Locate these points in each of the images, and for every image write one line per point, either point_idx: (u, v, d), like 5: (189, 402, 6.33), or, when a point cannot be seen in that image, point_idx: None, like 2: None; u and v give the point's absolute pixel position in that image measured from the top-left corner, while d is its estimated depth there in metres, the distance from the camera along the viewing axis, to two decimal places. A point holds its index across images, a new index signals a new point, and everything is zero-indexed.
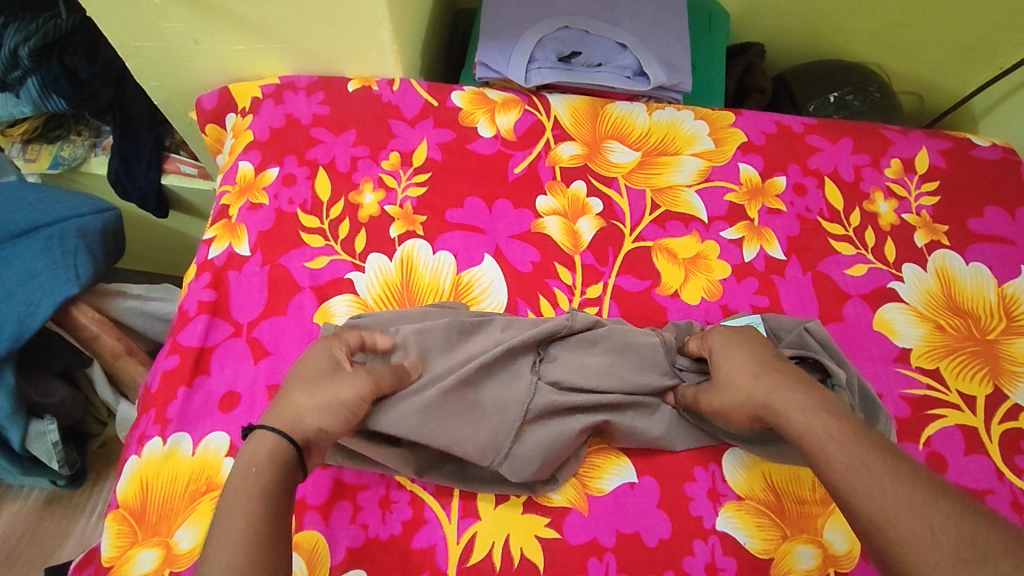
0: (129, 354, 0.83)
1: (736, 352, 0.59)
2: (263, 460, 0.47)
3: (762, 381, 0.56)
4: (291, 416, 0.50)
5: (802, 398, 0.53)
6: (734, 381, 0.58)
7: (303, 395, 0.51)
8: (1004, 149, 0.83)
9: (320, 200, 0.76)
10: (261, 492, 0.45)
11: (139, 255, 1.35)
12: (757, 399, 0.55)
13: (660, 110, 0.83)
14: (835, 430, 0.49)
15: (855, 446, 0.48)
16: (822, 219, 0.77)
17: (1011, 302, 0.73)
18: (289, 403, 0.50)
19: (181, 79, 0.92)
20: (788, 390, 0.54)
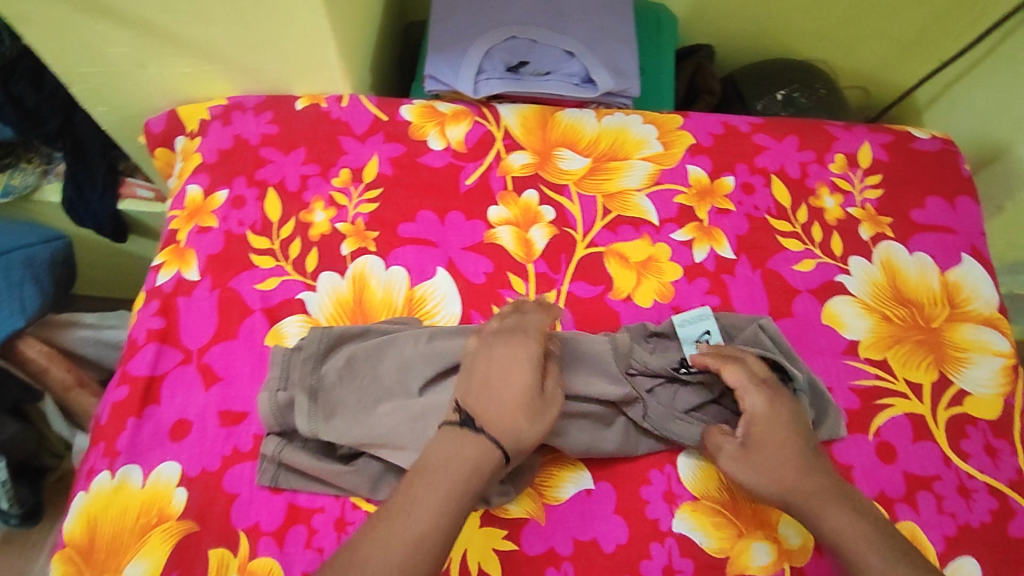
0: (80, 386, 0.83)
1: (778, 434, 0.58)
2: (468, 462, 0.51)
3: (807, 479, 0.56)
4: (512, 434, 0.53)
5: (839, 504, 0.55)
6: (778, 468, 0.57)
7: (524, 418, 0.53)
8: (943, 141, 0.85)
9: (270, 221, 0.75)
10: (451, 499, 0.49)
11: (97, 280, 1.33)
12: (795, 488, 0.56)
13: (609, 115, 0.84)
14: (875, 542, 0.53)
15: (889, 559, 0.52)
16: (770, 217, 0.78)
17: (954, 290, 0.75)
18: (505, 418, 0.53)
19: (128, 104, 0.91)
20: (830, 492, 0.56)
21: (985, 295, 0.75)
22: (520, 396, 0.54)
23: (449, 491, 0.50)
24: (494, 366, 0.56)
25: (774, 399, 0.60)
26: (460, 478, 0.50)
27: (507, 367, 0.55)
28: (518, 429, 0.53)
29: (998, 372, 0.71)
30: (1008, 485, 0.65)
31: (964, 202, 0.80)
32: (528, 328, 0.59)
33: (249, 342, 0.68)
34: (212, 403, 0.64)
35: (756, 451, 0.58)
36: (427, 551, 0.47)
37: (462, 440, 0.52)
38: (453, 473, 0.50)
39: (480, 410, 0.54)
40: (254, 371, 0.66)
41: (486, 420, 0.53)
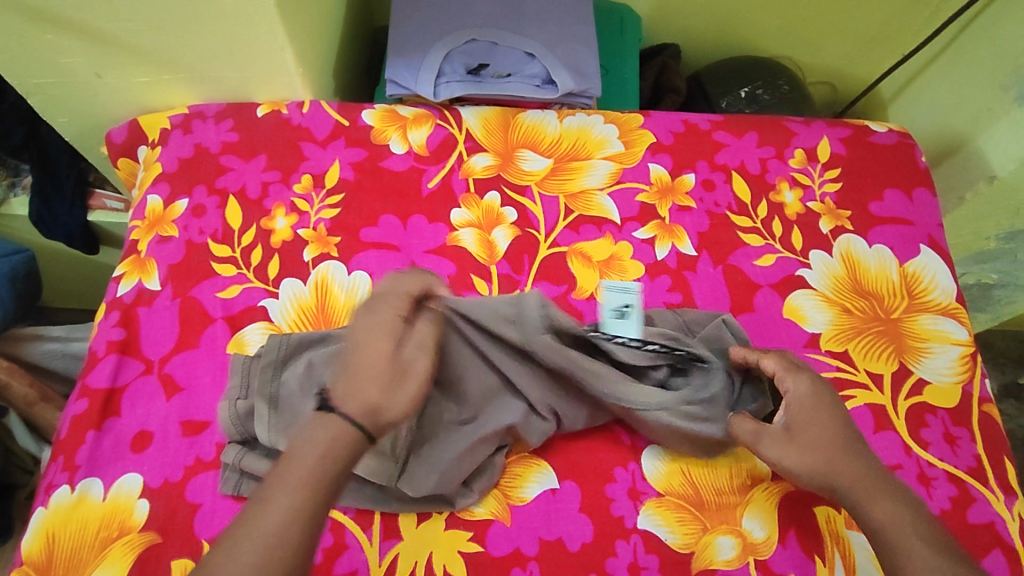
0: (44, 401, 0.82)
1: (822, 420, 0.59)
2: (326, 443, 0.48)
3: (851, 466, 0.57)
4: (365, 408, 0.50)
5: (885, 494, 0.56)
6: (821, 454, 0.57)
7: (376, 389, 0.51)
8: (900, 134, 0.86)
9: (231, 229, 0.75)
10: (312, 485, 0.46)
11: (73, 293, 1.32)
12: (838, 474, 0.57)
13: (571, 116, 0.84)
14: (920, 531, 0.54)
15: (937, 549, 0.53)
16: (731, 213, 0.79)
17: (913, 280, 0.76)
18: (360, 392, 0.51)
19: (90, 115, 0.90)
20: (874, 480, 0.56)
21: (943, 285, 0.76)
22: (373, 366, 0.52)
23: (308, 477, 0.46)
24: (351, 344, 0.54)
25: (815, 386, 0.61)
26: (319, 459, 0.47)
27: (362, 340, 0.53)
28: (372, 402, 0.51)
29: (957, 361, 0.72)
30: (968, 471, 0.66)
31: (920, 194, 0.82)
32: (393, 295, 0.57)
33: (211, 351, 0.67)
34: (173, 413, 0.64)
35: (800, 437, 0.59)
36: (286, 546, 0.44)
37: (316, 423, 0.49)
38: (312, 457, 0.47)
39: (335, 388, 0.51)
40: (215, 380, 0.66)
41: (339, 396, 0.51)
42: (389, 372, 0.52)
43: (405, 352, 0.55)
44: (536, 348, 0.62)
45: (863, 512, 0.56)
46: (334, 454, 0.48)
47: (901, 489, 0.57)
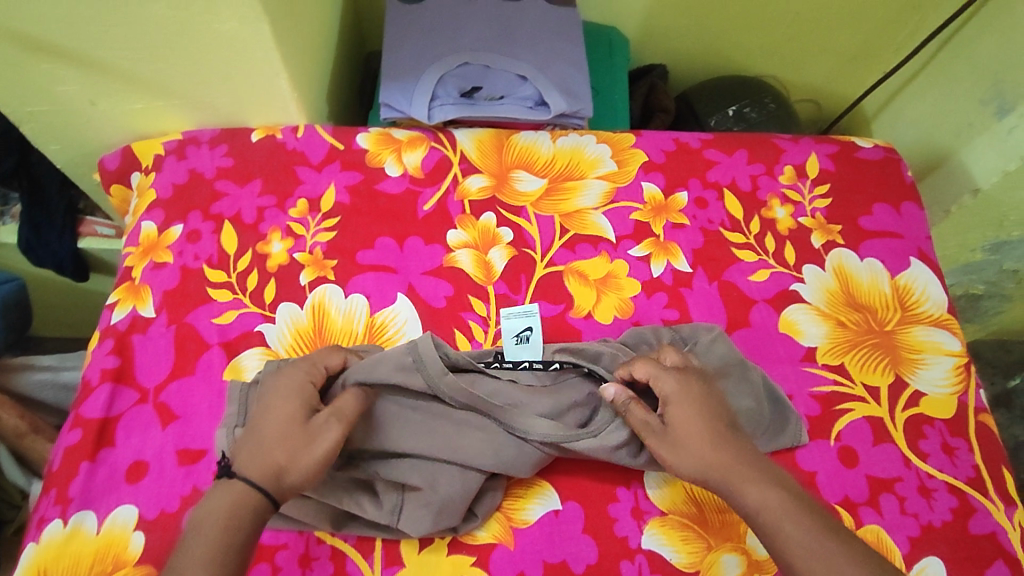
0: (34, 432, 0.80)
1: (692, 414, 0.58)
2: (224, 510, 0.49)
3: (718, 455, 0.55)
4: (268, 467, 0.51)
5: (758, 480, 0.54)
6: (694, 446, 0.56)
7: (278, 449, 0.52)
8: (886, 149, 0.88)
9: (226, 254, 0.74)
10: (216, 555, 0.47)
11: (66, 321, 1.30)
12: (712, 466, 0.55)
13: (564, 137, 0.85)
14: (796, 515, 0.52)
15: (811, 529, 0.51)
16: (724, 229, 0.80)
17: (905, 293, 0.77)
18: (263, 452, 0.52)
19: (82, 142, 0.90)
20: (743, 465, 0.55)
21: (934, 296, 0.77)
22: (282, 428, 0.53)
23: (204, 553, 0.46)
24: (262, 406, 0.56)
25: (686, 380, 0.60)
26: (213, 532, 0.48)
27: (271, 405, 0.55)
28: (275, 462, 0.52)
29: (951, 372, 0.72)
30: (967, 482, 0.66)
31: (909, 207, 0.83)
32: (307, 360, 0.59)
33: (207, 378, 0.66)
34: (169, 442, 0.63)
35: (675, 435, 0.57)
36: None
37: (217, 493, 0.50)
38: (206, 534, 0.48)
39: (240, 453, 0.53)
40: (211, 408, 0.65)
41: (247, 463, 0.52)
42: (288, 429, 0.54)
43: (316, 418, 0.55)
44: (441, 390, 0.61)
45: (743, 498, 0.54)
46: (231, 514, 0.49)
47: (775, 472, 0.56)
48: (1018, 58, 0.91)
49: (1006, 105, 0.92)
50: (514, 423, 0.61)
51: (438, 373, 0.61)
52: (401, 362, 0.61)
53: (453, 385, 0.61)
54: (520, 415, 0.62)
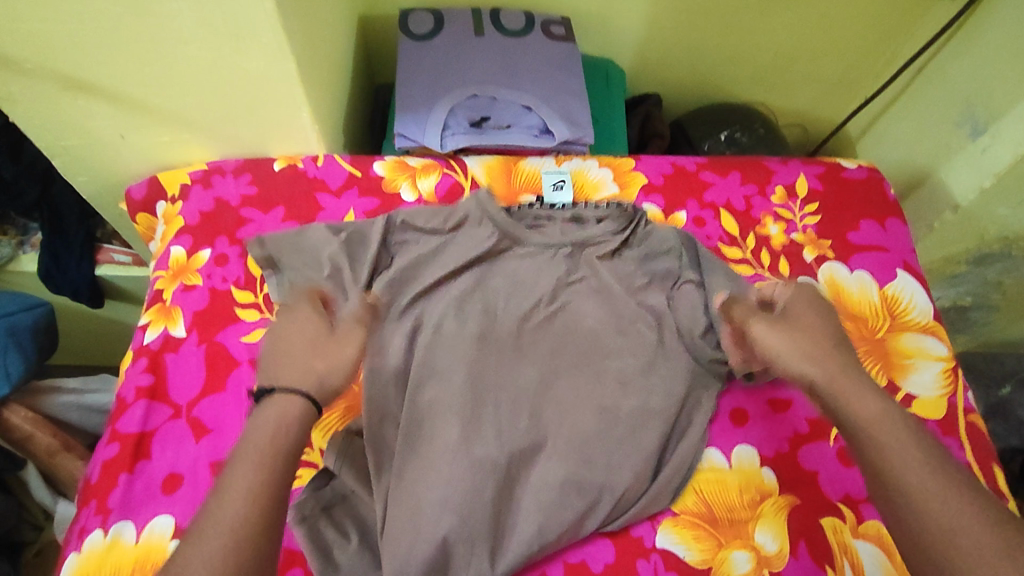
0: (66, 450, 0.82)
1: (818, 323, 0.63)
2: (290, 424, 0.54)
3: (828, 360, 0.59)
4: (310, 379, 0.58)
5: (868, 394, 0.56)
6: (803, 342, 0.61)
7: (310, 356, 0.60)
8: (869, 169, 0.94)
9: (253, 276, 0.78)
10: (267, 460, 0.51)
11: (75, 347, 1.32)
12: (813, 376, 0.58)
13: (567, 162, 0.92)
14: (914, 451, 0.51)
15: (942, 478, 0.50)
16: (722, 245, 0.85)
17: (893, 302, 0.82)
18: (301, 362, 0.60)
19: (110, 173, 0.94)
20: (851, 377, 0.57)
21: (921, 305, 0.82)
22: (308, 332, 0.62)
23: (264, 454, 0.51)
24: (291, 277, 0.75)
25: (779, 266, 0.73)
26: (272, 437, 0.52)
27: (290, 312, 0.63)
28: (313, 371, 0.59)
29: (939, 375, 0.77)
30: None
31: (893, 222, 0.89)
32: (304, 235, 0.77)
33: (238, 393, 0.70)
34: (203, 454, 0.66)
35: (795, 322, 0.63)
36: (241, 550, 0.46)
37: (270, 408, 0.55)
38: (286, 429, 0.53)
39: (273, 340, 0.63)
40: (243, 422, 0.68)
41: (286, 380, 0.58)
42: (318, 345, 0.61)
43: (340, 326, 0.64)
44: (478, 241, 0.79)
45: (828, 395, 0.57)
46: (290, 420, 0.54)
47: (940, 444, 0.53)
48: (989, 83, 0.97)
49: (978, 126, 0.99)
50: (538, 242, 0.80)
51: (495, 211, 0.80)
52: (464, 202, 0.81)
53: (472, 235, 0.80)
54: (541, 236, 0.80)
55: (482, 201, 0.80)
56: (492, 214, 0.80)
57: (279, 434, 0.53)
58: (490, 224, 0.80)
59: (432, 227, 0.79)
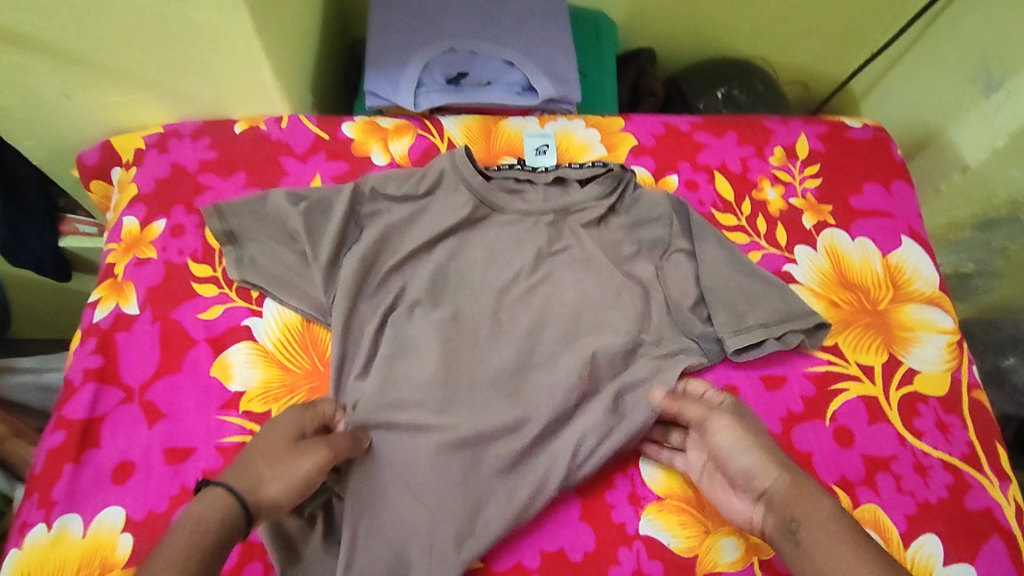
0: (17, 436, 0.78)
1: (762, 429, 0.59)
2: (212, 523, 0.47)
3: (773, 467, 0.55)
4: (250, 483, 0.51)
5: (820, 498, 0.53)
6: (757, 445, 0.57)
7: (262, 463, 0.52)
8: (875, 128, 0.88)
9: (211, 247, 0.73)
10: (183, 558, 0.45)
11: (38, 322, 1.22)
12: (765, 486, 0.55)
13: (552, 121, 0.85)
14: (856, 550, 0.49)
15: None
16: (716, 211, 0.79)
17: (897, 271, 0.77)
18: (247, 464, 0.52)
19: (60, 137, 0.87)
20: (805, 486, 0.54)
21: (926, 274, 0.77)
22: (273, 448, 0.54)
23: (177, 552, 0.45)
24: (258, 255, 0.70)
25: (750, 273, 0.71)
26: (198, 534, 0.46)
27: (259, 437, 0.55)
28: (257, 476, 0.51)
29: (944, 349, 0.72)
30: (962, 459, 0.66)
31: (899, 185, 0.83)
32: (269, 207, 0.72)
33: (194, 375, 0.65)
34: (156, 441, 0.62)
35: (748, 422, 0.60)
36: None
37: (202, 498, 0.49)
38: (211, 521, 0.47)
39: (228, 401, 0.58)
40: (198, 406, 0.63)
41: (226, 473, 0.51)
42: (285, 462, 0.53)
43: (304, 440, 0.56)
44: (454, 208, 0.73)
45: (780, 507, 0.53)
46: (210, 522, 0.47)
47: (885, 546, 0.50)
48: (1006, 35, 0.90)
49: (994, 82, 0.92)
50: (516, 209, 0.75)
51: (471, 174, 0.74)
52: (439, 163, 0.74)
53: (448, 200, 0.74)
54: (520, 203, 0.75)
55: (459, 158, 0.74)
56: (468, 175, 0.74)
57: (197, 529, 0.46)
58: (468, 188, 0.74)
59: (404, 191, 0.73)
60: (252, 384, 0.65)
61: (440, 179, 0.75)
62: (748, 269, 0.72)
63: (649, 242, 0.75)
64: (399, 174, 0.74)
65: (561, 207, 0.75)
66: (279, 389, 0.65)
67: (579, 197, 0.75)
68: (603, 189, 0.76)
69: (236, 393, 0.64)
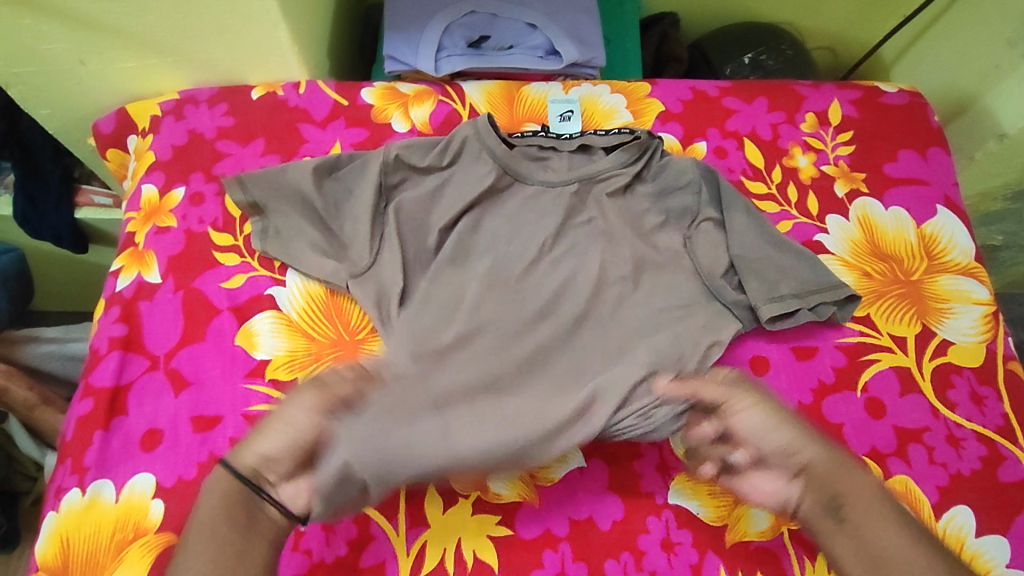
0: (44, 404, 0.79)
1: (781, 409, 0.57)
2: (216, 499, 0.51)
3: (808, 445, 0.55)
4: (250, 458, 0.53)
5: (857, 470, 0.54)
6: (789, 425, 0.56)
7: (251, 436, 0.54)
8: (911, 93, 0.85)
9: (232, 216, 0.72)
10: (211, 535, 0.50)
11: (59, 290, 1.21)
12: (806, 462, 0.54)
13: (577, 87, 0.83)
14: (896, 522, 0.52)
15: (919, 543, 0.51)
16: (745, 178, 0.77)
17: (931, 241, 0.75)
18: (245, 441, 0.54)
19: (75, 104, 0.85)
20: (837, 464, 0.54)
21: (962, 244, 0.75)
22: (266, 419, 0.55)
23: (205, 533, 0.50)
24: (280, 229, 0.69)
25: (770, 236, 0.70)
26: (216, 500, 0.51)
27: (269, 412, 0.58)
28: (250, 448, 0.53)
29: (979, 320, 0.70)
30: (996, 431, 0.65)
31: (935, 152, 0.80)
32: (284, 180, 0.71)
33: (218, 343, 0.65)
34: (183, 409, 0.61)
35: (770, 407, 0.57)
36: None
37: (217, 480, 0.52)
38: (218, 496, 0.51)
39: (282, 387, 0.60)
40: (223, 375, 0.63)
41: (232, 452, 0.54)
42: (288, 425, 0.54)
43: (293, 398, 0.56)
44: (477, 178, 0.72)
45: (821, 482, 0.53)
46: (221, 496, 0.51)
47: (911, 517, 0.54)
48: None
49: None
50: (537, 177, 0.73)
51: (495, 143, 0.72)
52: (462, 132, 0.73)
53: (470, 170, 0.72)
54: (541, 171, 0.73)
55: (483, 126, 0.73)
56: (491, 142, 0.72)
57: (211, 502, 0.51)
58: (493, 159, 0.72)
59: (426, 162, 0.72)
60: (278, 352, 0.64)
61: (463, 148, 0.73)
62: (777, 240, 0.70)
63: (676, 212, 0.73)
64: (421, 143, 0.73)
65: (585, 176, 0.73)
66: (304, 357, 0.64)
67: (605, 166, 0.73)
68: (630, 156, 0.74)
69: (261, 362, 0.64)
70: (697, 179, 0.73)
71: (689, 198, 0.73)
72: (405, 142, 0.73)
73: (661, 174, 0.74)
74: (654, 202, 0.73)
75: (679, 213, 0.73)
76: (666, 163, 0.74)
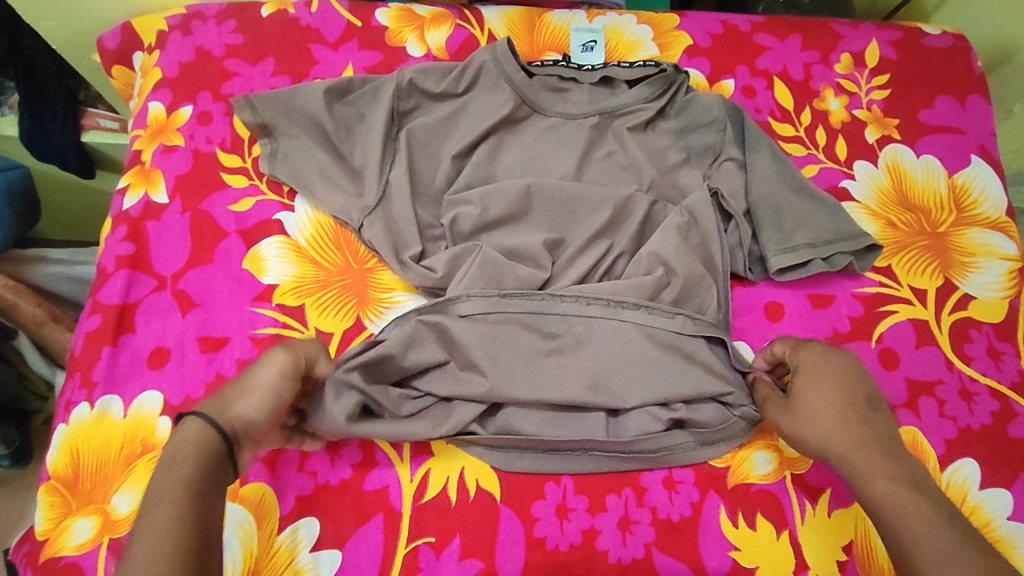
0: (54, 321, 0.79)
1: (839, 378, 0.55)
2: (187, 452, 0.44)
3: (842, 433, 0.52)
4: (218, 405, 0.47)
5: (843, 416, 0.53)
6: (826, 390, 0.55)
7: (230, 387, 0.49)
8: (955, 36, 0.80)
9: (240, 137, 0.70)
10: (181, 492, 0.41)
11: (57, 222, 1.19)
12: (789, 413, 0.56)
13: (601, 15, 0.79)
14: (926, 512, 0.47)
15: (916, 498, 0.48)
16: (773, 119, 0.74)
17: (962, 193, 0.72)
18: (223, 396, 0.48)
19: (79, 16, 0.82)
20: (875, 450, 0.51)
21: (993, 197, 0.72)
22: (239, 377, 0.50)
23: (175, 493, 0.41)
24: (293, 155, 0.67)
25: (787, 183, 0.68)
26: (196, 466, 0.43)
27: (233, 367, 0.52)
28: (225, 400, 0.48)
29: (1004, 276, 0.68)
30: (1010, 387, 0.64)
31: (975, 100, 0.76)
32: (290, 106, 0.69)
33: (226, 266, 0.64)
34: (190, 329, 0.61)
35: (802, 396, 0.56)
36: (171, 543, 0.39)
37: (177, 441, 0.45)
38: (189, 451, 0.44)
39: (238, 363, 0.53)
40: (231, 297, 0.62)
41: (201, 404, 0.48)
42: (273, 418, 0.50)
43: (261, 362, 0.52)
44: (495, 105, 0.69)
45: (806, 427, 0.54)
46: (187, 452, 0.44)
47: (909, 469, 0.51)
48: None
49: None
50: (553, 109, 0.70)
51: (513, 70, 0.69)
52: (479, 58, 0.70)
53: (487, 96, 0.70)
54: (559, 103, 0.70)
55: (499, 50, 0.70)
56: (509, 67, 0.69)
57: (172, 467, 0.43)
58: (511, 87, 0.69)
59: (441, 88, 0.70)
60: (284, 277, 0.63)
61: (481, 75, 0.70)
62: (799, 186, 0.68)
63: (697, 151, 0.70)
64: (437, 68, 0.70)
65: (606, 111, 0.70)
66: (311, 284, 0.63)
67: (625, 100, 0.70)
68: (655, 93, 0.71)
69: (269, 286, 0.63)
70: (722, 118, 0.70)
71: (713, 136, 0.70)
72: (419, 66, 0.70)
73: (684, 114, 0.71)
74: (674, 139, 0.71)
75: (702, 153, 0.70)
76: (691, 100, 0.71)
